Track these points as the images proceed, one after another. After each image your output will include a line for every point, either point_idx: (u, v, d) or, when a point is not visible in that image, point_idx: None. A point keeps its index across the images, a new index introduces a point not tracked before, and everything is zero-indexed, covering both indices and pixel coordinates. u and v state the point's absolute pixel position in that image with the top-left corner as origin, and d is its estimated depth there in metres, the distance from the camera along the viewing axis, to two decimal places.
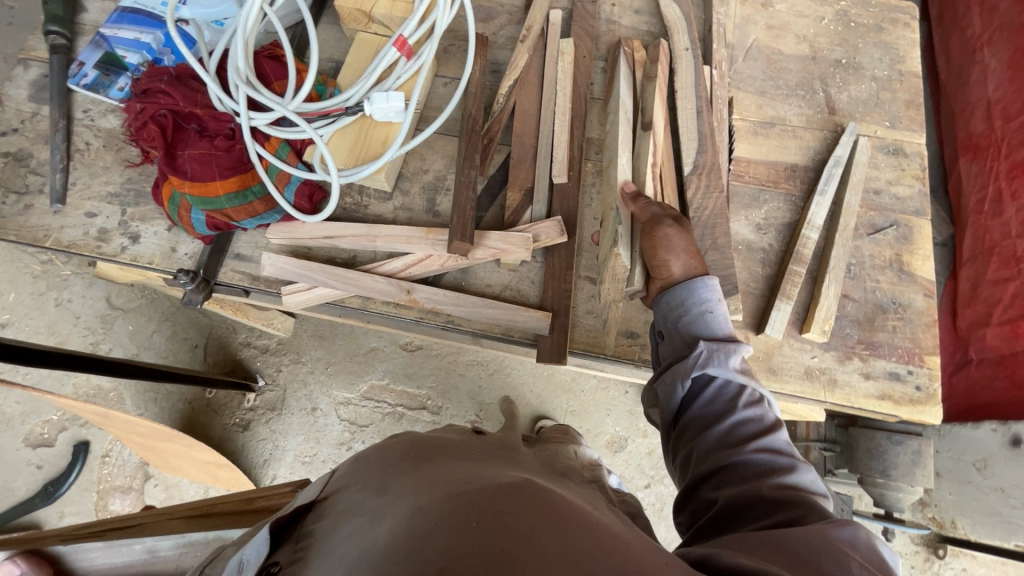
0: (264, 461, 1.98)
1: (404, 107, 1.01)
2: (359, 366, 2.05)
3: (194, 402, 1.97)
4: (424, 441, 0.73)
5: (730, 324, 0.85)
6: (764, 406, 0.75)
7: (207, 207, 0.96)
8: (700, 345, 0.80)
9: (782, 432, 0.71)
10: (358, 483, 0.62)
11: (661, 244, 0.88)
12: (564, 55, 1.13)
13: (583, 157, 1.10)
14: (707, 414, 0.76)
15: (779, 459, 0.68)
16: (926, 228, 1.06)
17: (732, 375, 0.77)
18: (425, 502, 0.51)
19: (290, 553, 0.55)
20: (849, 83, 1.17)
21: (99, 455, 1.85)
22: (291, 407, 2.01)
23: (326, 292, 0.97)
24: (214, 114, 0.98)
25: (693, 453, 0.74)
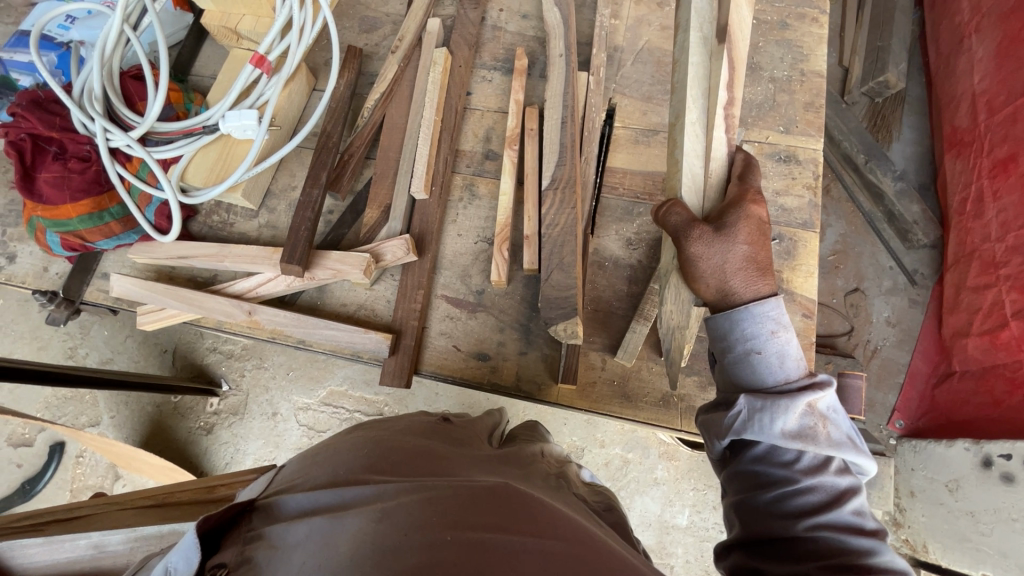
0: (225, 464, 1.89)
1: (258, 124, 1.00)
2: (319, 371, 1.93)
3: (161, 405, 1.93)
4: (388, 428, 0.66)
5: (790, 366, 0.73)
6: (829, 470, 0.67)
7: (60, 228, 0.98)
8: (739, 402, 0.72)
9: (853, 504, 0.65)
10: (310, 483, 0.55)
11: (690, 268, 0.77)
12: (435, 64, 1.07)
13: (452, 170, 1.06)
14: (759, 472, 0.71)
15: (845, 535, 0.62)
16: (812, 242, 0.99)
17: (783, 441, 0.68)
18: (392, 508, 0.48)
19: (237, 554, 0.48)
20: (744, 85, 1.09)
21: (73, 455, 1.87)
22: (252, 412, 1.91)
23: (176, 313, 0.99)
24: (71, 136, 1.01)
25: (743, 510, 0.70)
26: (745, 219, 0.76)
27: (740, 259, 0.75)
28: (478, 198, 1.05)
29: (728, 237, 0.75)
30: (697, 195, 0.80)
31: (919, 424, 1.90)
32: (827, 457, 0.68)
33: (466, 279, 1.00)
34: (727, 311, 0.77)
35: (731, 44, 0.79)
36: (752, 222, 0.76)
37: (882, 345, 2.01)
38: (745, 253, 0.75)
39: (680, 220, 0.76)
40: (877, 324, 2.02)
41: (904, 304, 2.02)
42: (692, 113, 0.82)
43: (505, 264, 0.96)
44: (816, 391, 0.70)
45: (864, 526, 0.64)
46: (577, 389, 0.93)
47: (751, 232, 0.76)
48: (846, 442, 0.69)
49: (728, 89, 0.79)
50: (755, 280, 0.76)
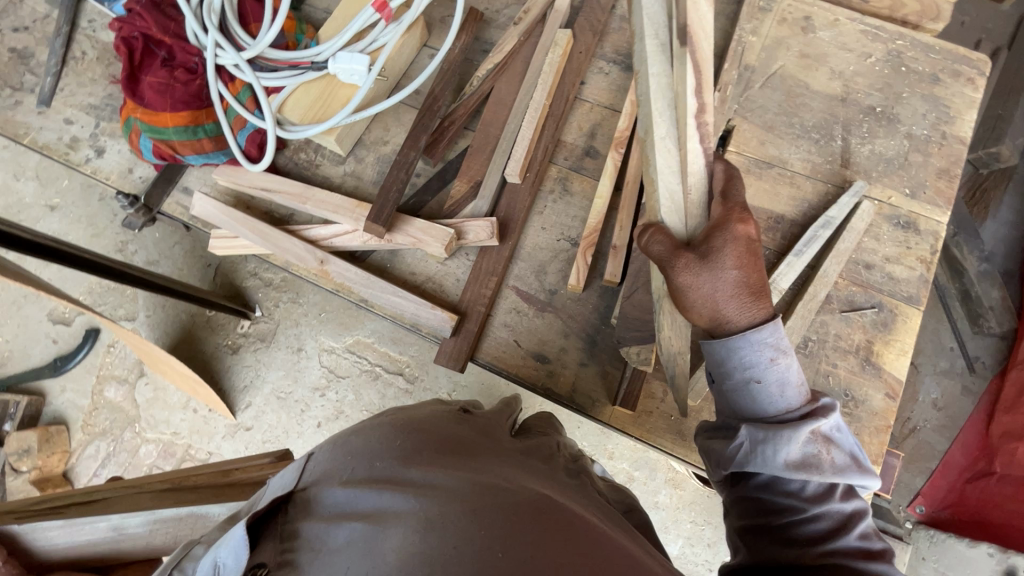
0: (244, 386, 1.93)
1: (367, 71, 0.97)
2: (351, 319, 1.93)
3: (195, 316, 1.96)
4: (416, 419, 0.64)
5: (791, 394, 0.69)
6: (835, 496, 0.65)
7: (155, 135, 0.97)
8: (741, 433, 0.69)
9: (859, 528, 0.63)
10: (344, 477, 0.54)
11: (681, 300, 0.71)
12: (557, 45, 1.02)
13: (548, 160, 1.01)
14: (764, 498, 0.68)
15: (855, 559, 0.60)
16: (913, 319, 0.92)
17: (786, 472, 0.65)
18: (436, 516, 0.46)
19: (276, 554, 0.48)
20: (877, 136, 1.01)
21: (105, 343, 1.92)
22: (280, 342, 1.93)
23: (248, 244, 0.98)
24: (182, 45, 0.99)
25: (747, 536, 0.67)
26: (730, 241, 0.67)
27: (732, 285, 0.69)
28: (570, 194, 1.01)
29: (717, 263, 0.67)
30: (679, 216, 0.70)
31: (940, 514, 1.84)
32: (833, 483, 0.66)
33: (541, 275, 0.97)
34: (716, 339, 0.71)
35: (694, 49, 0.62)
36: (740, 243, 0.68)
37: (922, 426, 1.92)
38: (737, 278, 0.68)
39: (662, 250, 0.69)
40: (923, 404, 1.93)
41: (957, 389, 1.93)
42: (660, 129, 0.67)
43: (585, 270, 0.93)
44: (817, 420, 0.68)
45: (873, 551, 0.61)
46: (632, 414, 0.90)
47: (741, 255, 0.68)
48: (850, 464, 0.67)
49: (697, 95, 0.63)
50: (749, 305, 0.69)
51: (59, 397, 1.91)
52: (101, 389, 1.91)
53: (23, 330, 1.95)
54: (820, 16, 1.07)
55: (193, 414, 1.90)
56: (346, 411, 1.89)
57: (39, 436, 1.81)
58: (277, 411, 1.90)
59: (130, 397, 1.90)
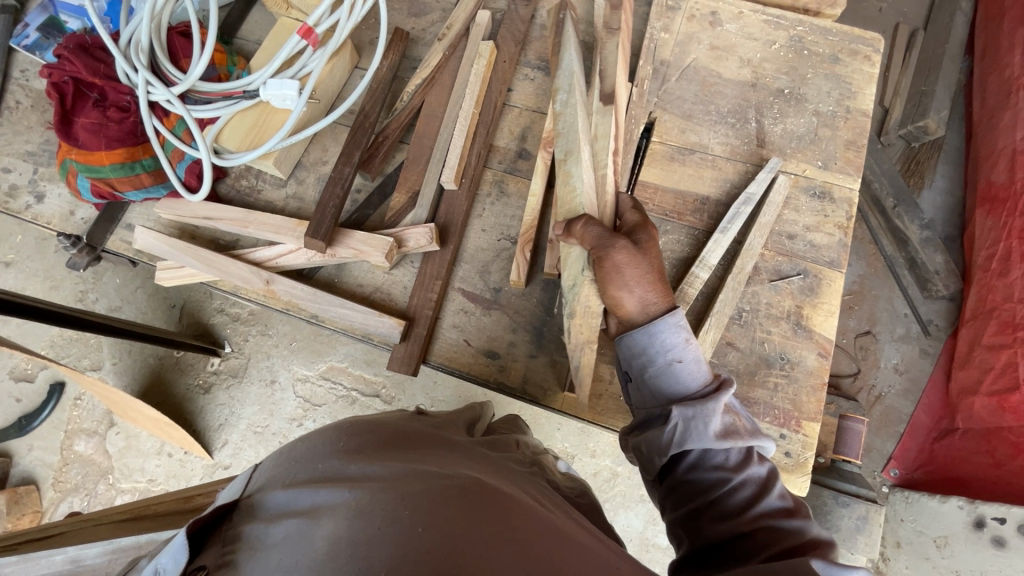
0: (219, 425, 1.91)
1: (298, 95, 1.00)
2: (322, 345, 1.94)
3: (163, 358, 1.94)
4: (363, 421, 0.66)
5: (704, 369, 0.78)
6: (753, 461, 0.71)
7: (92, 175, 0.98)
8: (673, 415, 0.73)
9: (776, 488, 0.68)
10: (286, 480, 0.55)
11: (613, 276, 0.79)
12: (481, 56, 1.07)
13: (483, 165, 1.06)
14: (694, 480, 0.71)
15: (780, 518, 0.64)
16: (836, 281, 0.98)
17: (716, 443, 0.70)
18: (367, 504, 0.48)
19: (217, 556, 0.48)
20: (787, 115, 1.08)
21: (71, 396, 1.89)
22: (251, 376, 1.92)
23: (194, 272, 0.99)
24: (113, 85, 1.01)
25: (686, 520, 0.69)
26: (647, 238, 0.83)
27: (654, 272, 0.80)
28: (507, 196, 1.05)
29: (644, 251, 0.81)
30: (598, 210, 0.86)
31: (913, 475, 1.94)
32: (748, 448, 0.72)
33: (485, 275, 1.00)
34: (637, 326, 0.80)
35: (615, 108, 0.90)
36: (654, 243, 0.83)
37: (887, 391, 2.03)
38: (655, 266, 0.81)
39: (602, 232, 0.79)
40: (884, 370, 2.04)
41: (915, 353, 2.04)
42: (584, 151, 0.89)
43: (525, 265, 0.96)
44: (727, 389, 0.76)
45: (791, 508, 0.66)
46: (582, 398, 0.92)
47: (656, 250, 0.83)
48: (756, 429, 0.75)
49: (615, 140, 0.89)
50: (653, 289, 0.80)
51: (27, 456, 1.86)
52: (70, 444, 1.86)
53: None
54: (725, 10, 1.14)
55: (168, 459, 1.87)
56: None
57: (7, 498, 1.76)
58: (255, 446, 1.88)
59: (102, 448, 1.87)
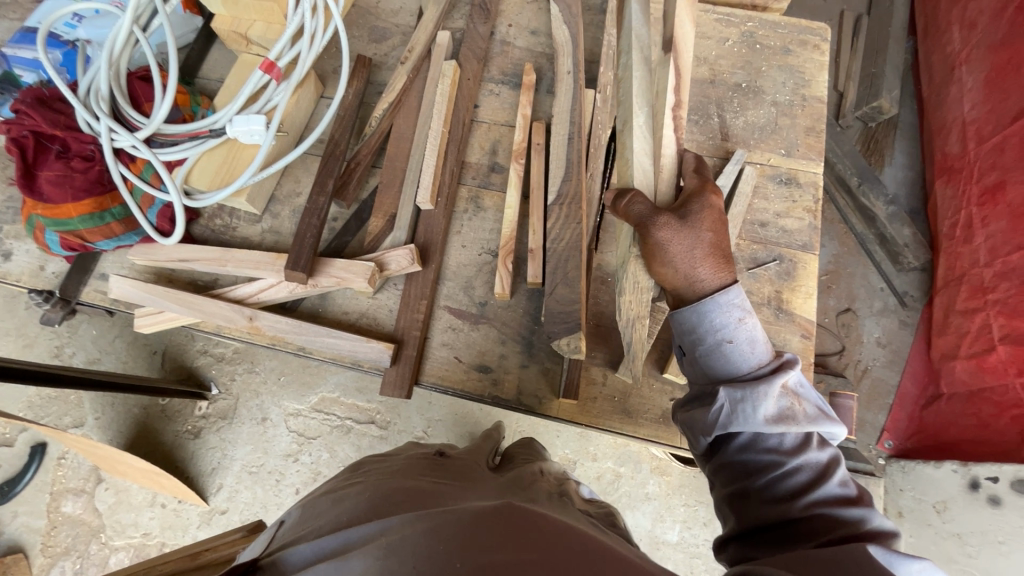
0: (213, 469, 1.87)
1: (266, 129, 1.00)
2: (312, 377, 1.93)
3: (149, 407, 1.89)
4: (387, 475, 0.67)
5: (761, 350, 0.75)
6: (812, 447, 0.69)
7: (60, 228, 0.96)
8: (720, 396, 0.72)
9: (837, 476, 0.67)
10: (312, 534, 0.55)
11: (658, 254, 0.75)
12: (444, 76, 1.08)
13: (457, 182, 1.07)
14: (745, 462, 0.71)
15: (837, 507, 0.64)
16: (811, 263, 1.00)
17: (766, 427, 0.69)
18: (396, 543, 0.48)
19: None
20: (746, 108, 1.11)
21: (54, 456, 1.83)
22: (242, 417, 1.89)
23: (174, 316, 0.96)
24: (75, 135, 0.99)
25: (736, 502, 0.70)
26: (705, 207, 0.77)
27: (706, 246, 0.76)
28: (484, 210, 1.06)
29: (694, 223, 0.76)
30: (651, 184, 0.79)
31: (907, 445, 1.98)
32: (807, 433, 0.70)
33: (469, 290, 1.00)
34: (689, 304, 0.78)
35: (677, 55, 0.79)
36: (713, 212, 0.78)
37: (873, 365, 2.08)
38: (709, 240, 0.77)
39: (643, 209, 0.75)
40: (868, 345, 2.09)
41: (895, 325, 2.10)
42: (638, 117, 0.80)
43: (508, 277, 0.97)
44: (785, 372, 0.72)
45: (852, 497, 0.65)
46: (577, 403, 0.93)
47: (713, 221, 0.77)
48: (819, 414, 0.71)
49: (676, 94, 0.77)
50: (714, 268, 0.77)
51: (12, 523, 1.79)
52: (57, 506, 1.80)
53: None
54: None
55: (162, 510, 1.82)
56: (323, 471, 1.86)
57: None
58: (252, 487, 1.85)
59: (91, 506, 1.81)
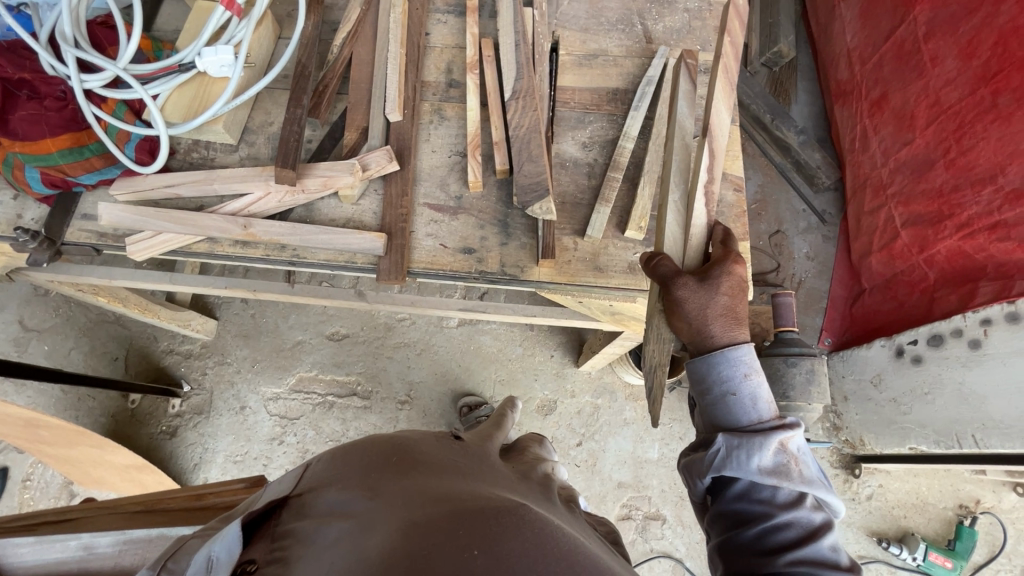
0: (194, 465, 1.95)
1: (235, 59, 1.08)
2: (286, 360, 2.07)
3: (117, 414, 1.92)
4: (406, 439, 0.66)
5: (763, 407, 0.76)
6: (805, 507, 0.71)
7: (40, 163, 0.99)
8: (717, 441, 0.75)
9: (826, 540, 0.68)
10: (338, 483, 0.56)
11: (674, 309, 0.81)
12: (395, 6, 1.19)
13: (419, 97, 1.17)
14: (739, 510, 0.73)
15: (819, 569, 0.65)
16: (734, 133, 1.17)
17: (760, 477, 0.71)
18: (421, 517, 0.47)
19: (266, 552, 0.50)
20: (664, 15, 1.28)
21: (19, 480, 1.69)
22: (219, 409, 2.00)
23: (170, 237, 1.02)
24: (43, 77, 1.03)
25: (725, 548, 0.73)
26: (727, 278, 0.80)
27: (719, 308, 0.79)
28: (447, 119, 1.16)
29: (713, 284, 0.80)
30: (679, 252, 0.88)
31: (842, 338, 2.20)
32: (802, 492, 0.72)
33: (445, 187, 1.11)
34: (701, 356, 0.80)
35: (711, 138, 0.92)
36: (734, 279, 0.81)
37: (806, 276, 2.33)
38: (725, 303, 0.80)
39: (667, 269, 0.82)
40: (799, 259, 2.34)
41: (818, 239, 2.36)
42: (674, 195, 0.91)
43: (478, 167, 1.09)
44: (787, 431, 0.74)
45: (838, 562, 0.67)
46: (555, 267, 1.05)
47: (732, 286, 0.80)
48: (816, 478, 0.73)
49: (707, 172, 0.89)
50: (732, 326, 0.80)
51: None
52: None
53: None
54: None
55: None
56: (310, 448, 1.99)
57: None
58: (239, 475, 1.95)
59: None
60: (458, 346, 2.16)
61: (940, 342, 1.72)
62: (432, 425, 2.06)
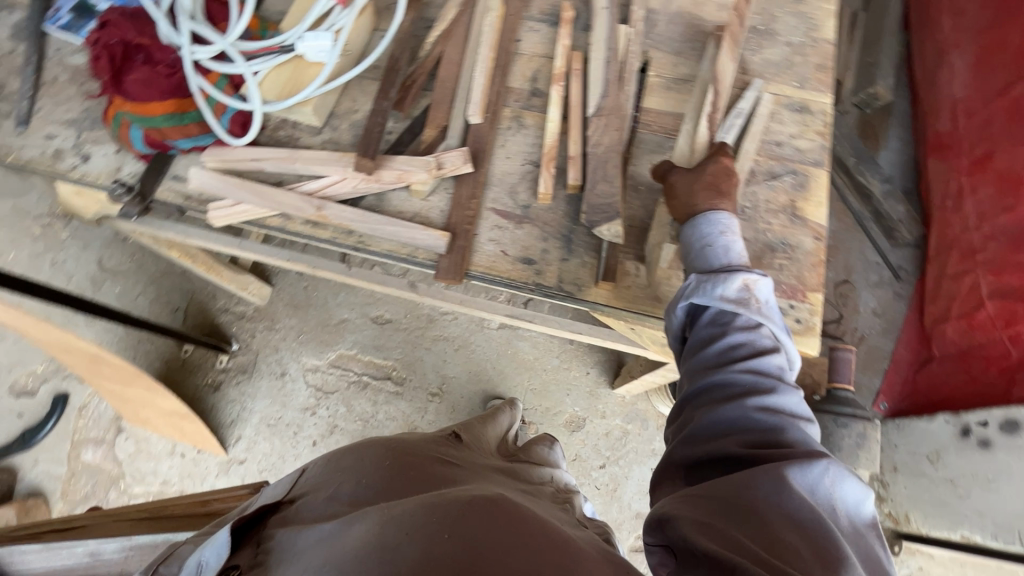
0: (231, 421, 2.04)
1: (332, 46, 1.11)
2: (330, 335, 2.13)
3: (169, 360, 2.03)
4: (397, 444, 0.78)
5: (734, 255, 0.89)
6: (759, 333, 0.83)
7: (145, 124, 1.06)
8: (691, 277, 0.88)
9: (772, 358, 0.81)
10: (329, 493, 0.68)
11: (671, 189, 0.98)
12: (491, 10, 1.20)
13: (501, 102, 1.17)
14: (704, 334, 0.85)
15: (764, 378, 0.78)
16: (822, 178, 1.11)
17: (723, 304, 0.84)
18: (397, 513, 0.58)
19: (250, 557, 0.60)
20: (763, 47, 1.23)
21: (76, 407, 1.80)
22: (261, 371, 2.08)
23: (248, 209, 1.07)
24: (159, 45, 1.09)
25: (688, 367, 0.85)
26: (714, 165, 0.98)
27: (706, 185, 0.95)
28: (526, 127, 1.16)
29: (702, 169, 0.97)
30: (684, 156, 1.07)
31: (901, 406, 2.06)
32: (758, 323, 0.84)
33: (514, 195, 1.11)
34: (688, 218, 0.95)
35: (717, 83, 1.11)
36: (720, 165, 0.97)
37: (869, 332, 2.20)
38: (710, 181, 0.96)
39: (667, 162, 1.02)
40: (864, 313, 2.21)
41: (889, 296, 2.22)
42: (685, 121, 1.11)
43: (551, 180, 1.08)
44: (750, 272, 0.86)
45: (780, 376, 0.80)
46: (613, 290, 1.03)
47: (717, 168, 0.97)
48: (771, 314, 0.85)
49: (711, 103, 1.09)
50: (717, 199, 0.94)
51: None
52: (77, 454, 1.86)
53: None
54: None
55: (181, 459, 1.98)
56: (340, 424, 2.04)
57: (17, 510, 1.66)
58: (269, 438, 2.02)
59: (111, 456, 1.94)
60: (495, 347, 2.16)
61: (1016, 429, 1.56)
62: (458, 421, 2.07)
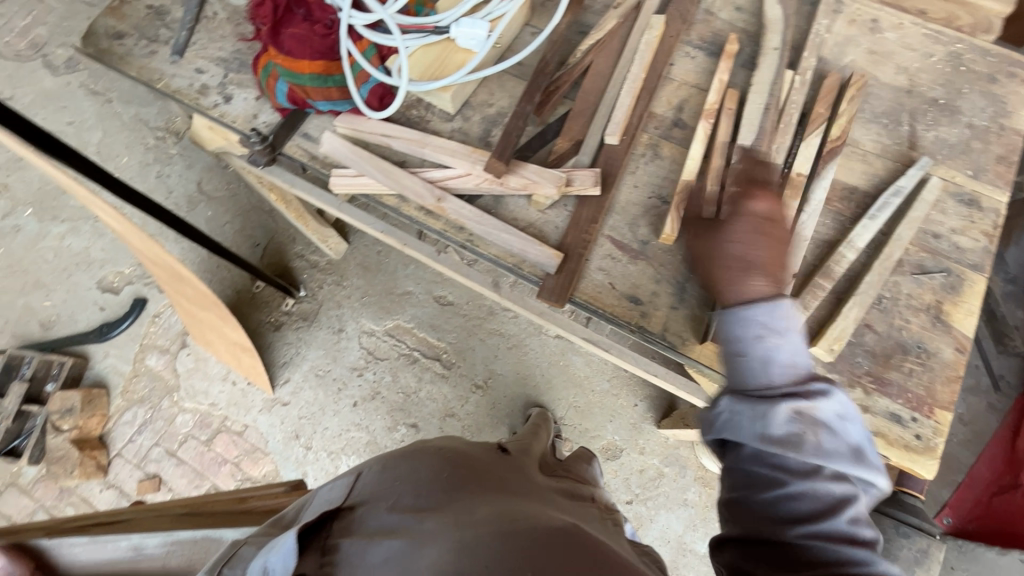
0: (284, 362, 2.01)
1: (487, 36, 1.09)
2: (391, 304, 2.07)
3: (240, 291, 2.06)
4: (460, 452, 0.73)
5: (784, 370, 0.75)
6: (823, 477, 0.71)
7: (291, 79, 1.09)
8: (723, 405, 0.78)
9: (843, 513, 0.69)
10: (390, 502, 0.63)
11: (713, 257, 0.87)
12: (651, 29, 1.14)
13: (641, 127, 1.11)
14: (749, 472, 0.75)
15: (829, 543, 0.67)
16: (978, 284, 1.00)
17: (764, 445, 0.72)
18: (474, 537, 0.51)
19: (314, 566, 0.57)
20: (940, 124, 1.11)
21: (150, 313, 1.98)
22: (321, 322, 2.05)
23: (369, 183, 1.06)
24: (321, 5, 1.12)
25: (731, 507, 0.76)
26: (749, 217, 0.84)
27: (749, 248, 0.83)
28: (661, 158, 1.10)
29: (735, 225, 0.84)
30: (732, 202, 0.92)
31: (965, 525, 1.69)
32: (819, 464, 0.71)
33: (634, 227, 1.05)
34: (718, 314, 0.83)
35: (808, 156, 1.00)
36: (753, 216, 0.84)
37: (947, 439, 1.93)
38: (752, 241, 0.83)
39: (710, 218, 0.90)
40: None
41: (981, 405, 1.94)
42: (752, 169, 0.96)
43: (678, 221, 1.02)
44: (802, 400, 0.73)
45: (854, 534, 0.68)
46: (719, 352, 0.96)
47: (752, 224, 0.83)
48: (837, 445, 0.72)
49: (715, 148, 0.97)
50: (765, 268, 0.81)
51: (100, 362, 1.95)
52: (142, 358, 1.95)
53: (71, 296, 2.00)
54: (886, 20, 1.19)
55: (231, 387, 1.95)
56: (382, 392, 1.98)
57: (82, 396, 1.87)
58: (314, 388, 1.98)
59: (171, 366, 1.95)
60: (548, 355, 2.06)
61: None
62: (496, 420, 1.98)
